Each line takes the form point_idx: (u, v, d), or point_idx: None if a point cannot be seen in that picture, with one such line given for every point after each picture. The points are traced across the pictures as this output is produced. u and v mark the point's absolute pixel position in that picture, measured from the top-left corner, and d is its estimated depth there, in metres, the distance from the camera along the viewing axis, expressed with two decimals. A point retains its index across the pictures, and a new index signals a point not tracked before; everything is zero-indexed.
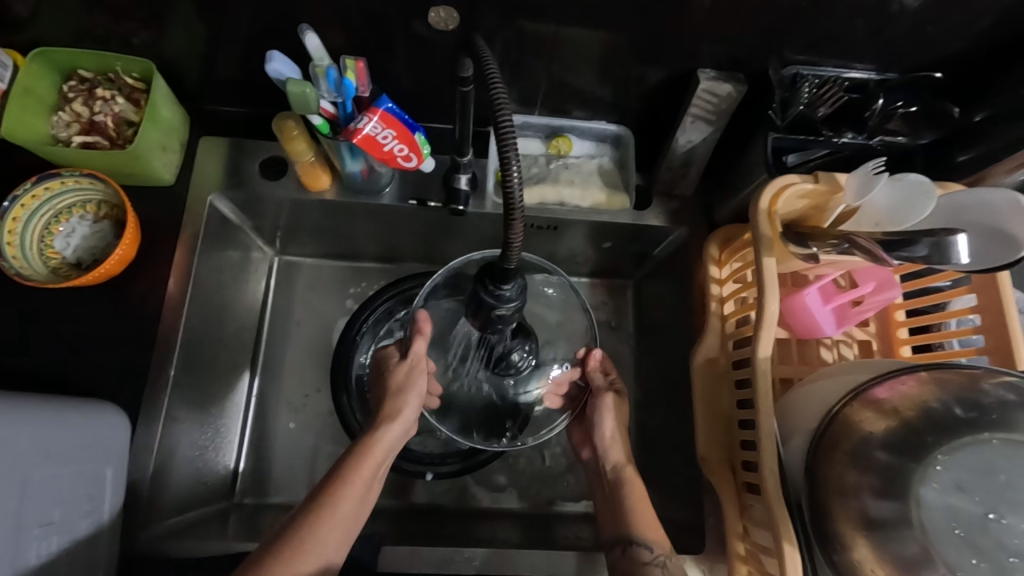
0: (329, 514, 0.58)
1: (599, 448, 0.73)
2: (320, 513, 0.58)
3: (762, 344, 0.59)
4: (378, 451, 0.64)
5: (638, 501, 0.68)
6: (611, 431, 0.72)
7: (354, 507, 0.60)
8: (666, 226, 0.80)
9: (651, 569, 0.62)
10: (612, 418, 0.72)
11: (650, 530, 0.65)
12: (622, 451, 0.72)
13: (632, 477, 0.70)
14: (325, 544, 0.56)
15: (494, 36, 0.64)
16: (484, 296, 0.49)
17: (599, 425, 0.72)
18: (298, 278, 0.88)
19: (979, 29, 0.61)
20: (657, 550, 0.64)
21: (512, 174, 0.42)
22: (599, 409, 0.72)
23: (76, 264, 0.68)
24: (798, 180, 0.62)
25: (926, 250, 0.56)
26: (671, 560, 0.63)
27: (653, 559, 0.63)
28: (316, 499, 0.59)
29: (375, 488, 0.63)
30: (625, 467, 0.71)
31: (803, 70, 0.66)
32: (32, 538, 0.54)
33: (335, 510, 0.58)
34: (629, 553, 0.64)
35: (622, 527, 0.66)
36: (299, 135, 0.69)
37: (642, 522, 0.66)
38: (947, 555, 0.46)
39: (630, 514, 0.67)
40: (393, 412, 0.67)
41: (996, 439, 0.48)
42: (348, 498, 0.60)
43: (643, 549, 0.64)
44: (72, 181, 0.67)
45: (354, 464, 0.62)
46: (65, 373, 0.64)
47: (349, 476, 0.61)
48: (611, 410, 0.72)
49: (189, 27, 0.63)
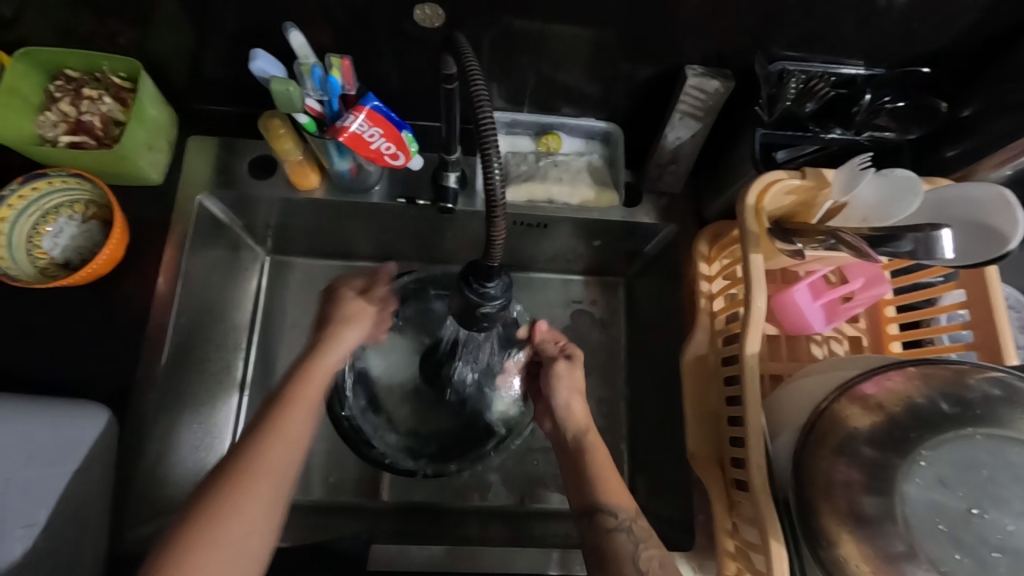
0: (271, 444, 0.53)
1: (557, 419, 0.69)
2: (262, 445, 0.53)
3: (750, 341, 0.59)
4: (323, 370, 0.60)
5: (603, 467, 0.64)
6: (567, 399, 0.69)
7: (297, 428, 0.55)
8: (657, 223, 0.80)
9: (617, 537, 0.60)
10: (566, 385, 0.69)
11: (615, 494, 0.62)
12: (580, 417, 0.68)
13: (593, 444, 0.66)
14: (270, 473, 0.52)
15: (479, 33, 0.64)
16: (469, 294, 0.49)
17: (553, 394, 0.69)
18: (290, 277, 0.88)
19: (964, 26, 0.61)
20: (623, 514, 0.61)
21: (492, 171, 0.42)
22: (549, 375, 0.69)
23: (64, 263, 0.68)
24: (785, 176, 0.61)
25: (911, 246, 0.56)
26: (638, 522, 0.61)
27: (619, 525, 0.61)
28: (252, 431, 0.54)
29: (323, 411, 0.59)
30: (586, 433, 0.67)
31: (790, 65, 0.64)
32: (15, 538, 0.57)
33: (279, 436, 0.54)
34: (596, 523, 0.61)
35: (585, 497, 0.63)
36: (286, 133, 0.69)
37: (606, 487, 0.63)
38: (930, 549, 0.47)
39: (593, 481, 0.63)
40: (337, 330, 0.63)
41: (980, 434, 0.48)
42: (292, 423, 0.55)
43: (608, 515, 0.61)
44: (60, 181, 0.67)
45: (298, 386, 0.58)
46: (51, 373, 0.64)
47: (291, 406, 0.56)
48: (560, 376, 0.69)
49: (174, 27, 0.63)
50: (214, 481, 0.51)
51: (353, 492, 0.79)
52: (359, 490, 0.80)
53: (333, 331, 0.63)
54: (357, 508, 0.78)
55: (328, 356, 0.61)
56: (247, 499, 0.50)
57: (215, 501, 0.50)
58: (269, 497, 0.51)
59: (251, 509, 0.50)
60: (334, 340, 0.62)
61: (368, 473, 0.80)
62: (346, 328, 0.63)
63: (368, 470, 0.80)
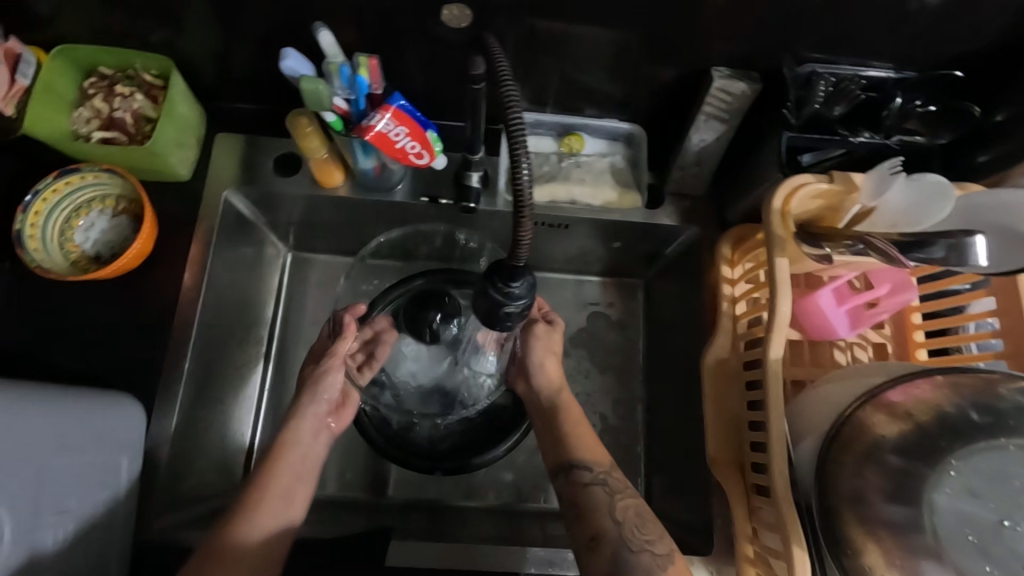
0: (281, 461, 0.66)
1: (531, 379, 0.73)
2: (275, 464, 0.65)
3: (774, 346, 0.58)
4: (289, 455, 0.67)
5: (575, 426, 0.69)
6: (541, 362, 0.73)
7: (298, 453, 0.67)
8: (678, 225, 0.80)
9: (592, 490, 0.64)
10: (543, 346, 0.74)
11: (589, 452, 0.66)
12: (554, 378, 0.73)
13: (567, 402, 0.72)
14: (280, 482, 0.64)
15: (505, 34, 0.64)
16: (493, 294, 0.49)
17: (530, 356, 0.74)
18: (311, 274, 0.89)
19: (1000, 28, 0.60)
20: (597, 469, 0.65)
21: (521, 172, 0.42)
22: (527, 337, 0.74)
23: (95, 257, 0.69)
24: (813, 179, 0.61)
25: (943, 252, 0.56)
26: (612, 474, 0.65)
27: (594, 479, 0.64)
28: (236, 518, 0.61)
29: (299, 490, 0.65)
30: (559, 392, 0.72)
31: (818, 68, 0.64)
32: (48, 525, 0.55)
33: (283, 469, 0.65)
34: (571, 478, 0.65)
35: (560, 454, 0.68)
36: (313, 131, 0.69)
37: (581, 445, 0.67)
38: (956, 558, 0.46)
39: (568, 438, 0.68)
40: (298, 412, 0.70)
41: (1012, 445, 0.47)
42: (293, 449, 0.67)
43: (583, 471, 0.65)
44: (92, 176, 0.68)
45: (268, 473, 0.65)
46: (79, 365, 0.65)
47: (264, 491, 0.63)
48: (538, 339, 0.73)
49: (204, 26, 0.64)
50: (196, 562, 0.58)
51: (371, 489, 0.80)
52: (377, 487, 0.80)
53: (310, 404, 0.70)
54: (375, 505, 0.79)
55: (293, 433, 0.68)
56: (267, 496, 0.63)
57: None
58: (284, 498, 0.64)
59: (274, 504, 0.63)
60: (303, 411, 0.70)
61: (385, 469, 0.81)
62: (320, 383, 0.71)
63: (385, 467, 0.81)
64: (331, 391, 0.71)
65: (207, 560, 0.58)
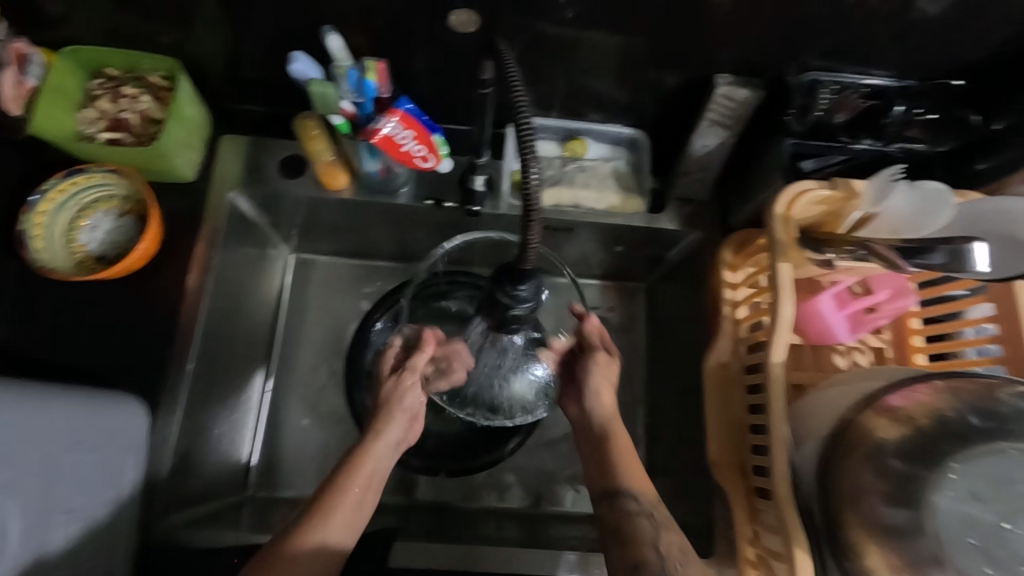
0: (358, 472, 0.62)
1: (586, 404, 0.69)
2: (349, 474, 0.61)
3: (776, 349, 0.59)
4: (370, 462, 0.63)
5: (625, 457, 0.66)
6: (598, 389, 0.68)
7: (375, 466, 0.63)
8: (680, 230, 0.80)
9: (636, 520, 0.61)
10: (601, 374, 0.68)
11: (636, 481, 0.64)
12: (609, 405, 0.68)
13: (619, 435, 0.68)
14: (353, 496, 0.60)
15: (513, 39, 0.64)
16: (501, 296, 0.50)
17: (587, 385, 0.69)
18: (313, 276, 0.89)
19: (1000, 39, 0.61)
20: (643, 500, 0.62)
21: (531, 177, 0.42)
22: (588, 365, 0.69)
23: (100, 257, 0.69)
24: (815, 186, 0.61)
25: (944, 258, 0.56)
26: (658, 509, 0.62)
27: (640, 509, 0.62)
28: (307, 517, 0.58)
29: (370, 499, 0.62)
30: (612, 421, 0.68)
31: (822, 75, 0.64)
32: (57, 523, 0.57)
33: (360, 473, 0.62)
34: (616, 506, 0.63)
35: (608, 481, 0.65)
36: (319, 134, 0.71)
37: (628, 475, 0.64)
38: (958, 559, 0.47)
39: (617, 468, 0.65)
40: (381, 423, 0.65)
41: (1013, 449, 0.48)
42: (374, 458, 0.64)
43: (628, 500, 0.62)
44: (99, 176, 0.68)
45: (348, 474, 0.61)
46: (84, 365, 0.65)
47: (342, 493, 0.60)
48: (599, 367, 0.68)
49: (213, 28, 0.64)
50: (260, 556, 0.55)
51: None
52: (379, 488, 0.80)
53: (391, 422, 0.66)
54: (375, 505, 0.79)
55: (375, 442, 0.64)
56: (336, 514, 0.58)
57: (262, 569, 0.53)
58: (354, 514, 0.60)
59: (339, 523, 0.58)
60: (384, 423, 0.65)
61: None
62: (399, 403, 0.66)
63: None
64: (409, 405, 0.66)
65: (273, 557, 0.54)
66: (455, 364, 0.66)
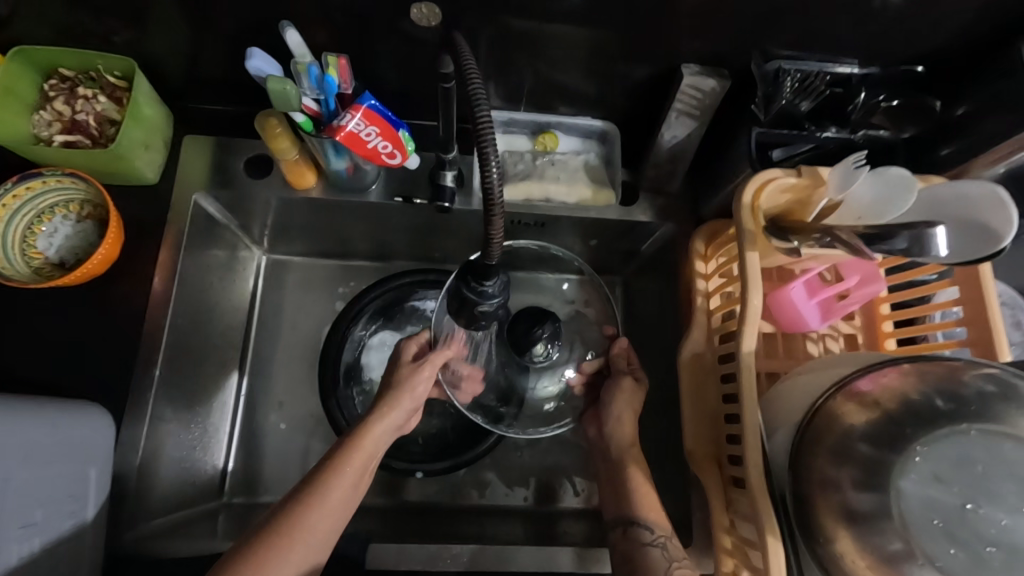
0: (355, 454, 0.62)
1: (605, 429, 0.73)
2: (347, 456, 0.62)
3: (746, 338, 0.59)
4: (369, 443, 0.63)
5: (641, 486, 0.68)
6: (619, 415, 0.72)
7: (373, 448, 0.64)
8: (653, 222, 0.80)
9: (650, 550, 0.62)
10: (625, 402, 0.72)
11: (652, 512, 0.65)
12: (630, 432, 0.72)
13: (635, 461, 0.71)
14: (349, 478, 0.61)
15: (476, 32, 0.64)
16: (467, 292, 0.49)
17: (608, 409, 0.72)
18: (287, 278, 0.88)
19: (959, 25, 0.61)
20: (658, 531, 0.64)
21: (491, 171, 0.42)
22: (614, 390, 0.72)
23: (59, 263, 0.68)
24: (782, 174, 0.62)
25: (906, 243, 0.57)
26: (672, 541, 0.64)
27: (654, 539, 0.63)
28: (302, 497, 0.58)
29: (365, 481, 0.63)
30: (629, 449, 0.72)
31: (786, 64, 0.63)
32: (14, 538, 0.53)
33: (358, 454, 0.62)
34: (630, 534, 0.64)
35: (623, 509, 0.67)
36: (282, 132, 0.69)
37: (643, 504, 0.66)
38: (926, 546, 0.47)
39: (633, 497, 0.67)
40: (387, 402, 0.66)
41: (973, 430, 0.48)
42: (374, 438, 0.64)
43: (643, 530, 0.64)
44: (54, 181, 0.66)
45: (345, 454, 0.62)
46: (45, 374, 0.64)
47: (337, 475, 0.60)
48: (623, 392, 0.72)
49: (169, 26, 0.63)
50: (254, 540, 0.55)
51: None
52: None
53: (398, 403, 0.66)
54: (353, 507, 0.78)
55: (374, 423, 0.64)
56: (331, 497, 0.59)
57: (264, 553, 0.54)
58: (349, 496, 0.60)
59: (332, 506, 0.59)
60: (390, 405, 0.66)
61: None
62: (411, 389, 0.67)
63: None
64: (420, 393, 0.67)
65: (268, 544, 0.55)
66: (465, 370, 0.70)
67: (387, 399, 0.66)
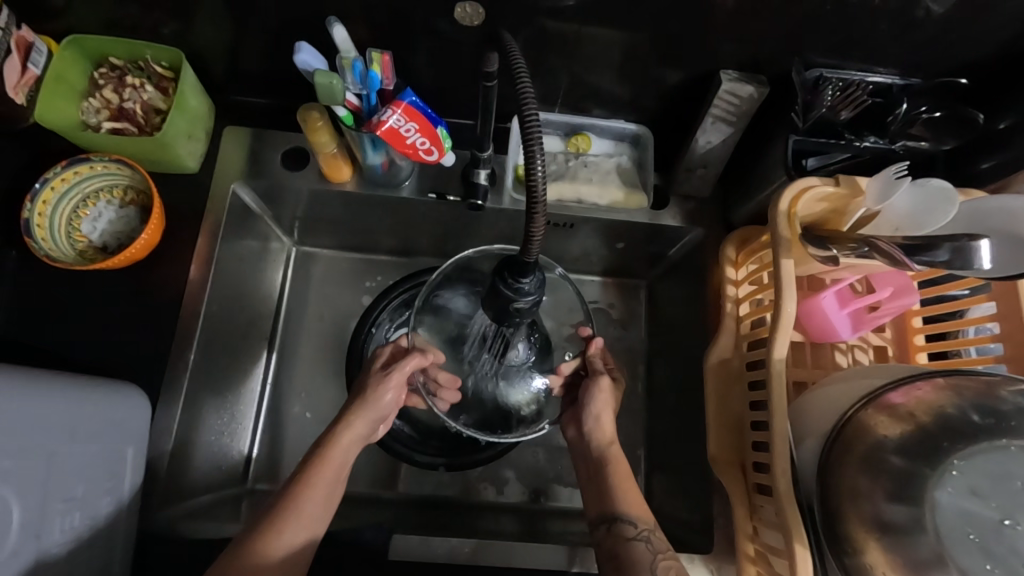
0: (325, 467, 0.62)
1: (584, 428, 0.70)
2: (317, 469, 0.61)
3: (778, 346, 0.59)
4: (337, 454, 0.63)
5: (623, 481, 0.66)
6: (598, 414, 0.69)
7: (342, 459, 0.63)
8: (682, 226, 0.80)
9: (634, 545, 0.61)
10: (601, 402, 0.68)
11: (635, 507, 0.64)
12: (609, 430, 0.69)
13: (616, 457, 0.68)
14: (321, 488, 0.60)
15: (516, 33, 0.64)
16: (503, 288, 0.49)
17: (587, 407, 0.69)
18: (314, 269, 0.89)
19: (1004, 38, 0.61)
20: (641, 525, 0.62)
21: (536, 170, 0.42)
22: (591, 391, 0.68)
23: (102, 248, 0.69)
24: (819, 183, 0.61)
25: (947, 255, 0.56)
26: (655, 534, 0.62)
27: (637, 534, 0.62)
28: (277, 507, 0.58)
29: (339, 490, 0.63)
30: (610, 446, 0.68)
31: (827, 72, 0.65)
32: (56, 513, 0.55)
33: (329, 464, 0.62)
34: (614, 531, 0.62)
35: (605, 505, 0.65)
36: (323, 126, 0.69)
37: (626, 500, 0.64)
38: (959, 558, 0.46)
39: (614, 492, 0.65)
40: (352, 412, 0.66)
41: (1014, 446, 0.48)
42: (343, 449, 0.64)
43: (626, 525, 0.62)
44: (101, 166, 0.68)
45: (316, 465, 0.61)
46: (83, 355, 0.65)
47: (309, 485, 0.60)
48: (602, 391, 0.68)
49: (216, 19, 0.64)
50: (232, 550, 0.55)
51: (371, 484, 0.80)
52: (378, 482, 0.80)
53: (360, 418, 0.65)
54: (374, 499, 0.79)
55: (342, 436, 0.64)
56: (306, 507, 0.59)
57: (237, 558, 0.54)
58: (323, 506, 0.60)
59: (307, 519, 0.59)
60: (354, 419, 0.65)
61: (385, 463, 0.81)
62: (376, 399, 0.66)
63: (384, 461, 0.81)
64: (386, 403, 0.67)
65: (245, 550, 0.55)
66: (442, 376, 0.69)
67: (350, 411, 0.66)
